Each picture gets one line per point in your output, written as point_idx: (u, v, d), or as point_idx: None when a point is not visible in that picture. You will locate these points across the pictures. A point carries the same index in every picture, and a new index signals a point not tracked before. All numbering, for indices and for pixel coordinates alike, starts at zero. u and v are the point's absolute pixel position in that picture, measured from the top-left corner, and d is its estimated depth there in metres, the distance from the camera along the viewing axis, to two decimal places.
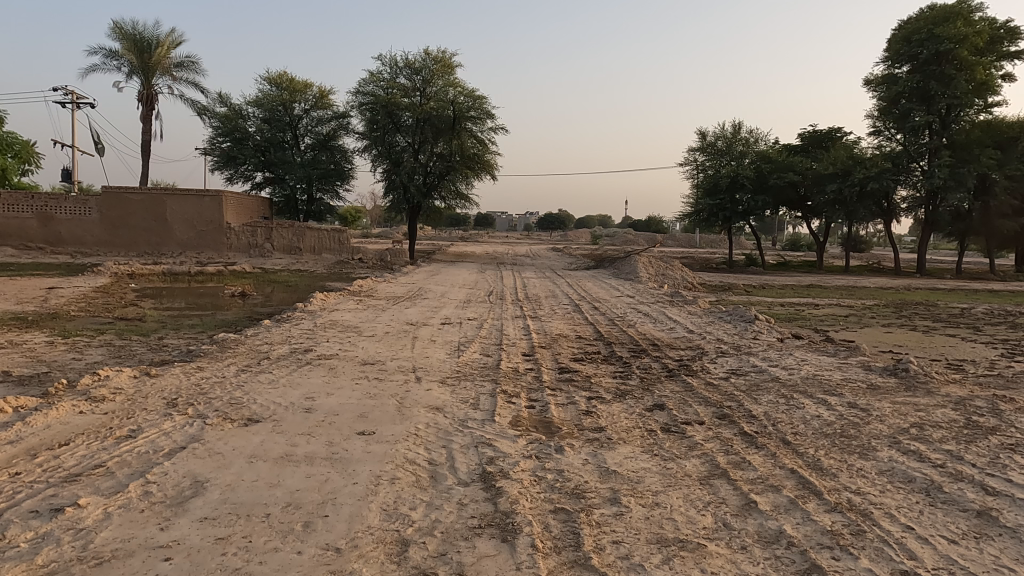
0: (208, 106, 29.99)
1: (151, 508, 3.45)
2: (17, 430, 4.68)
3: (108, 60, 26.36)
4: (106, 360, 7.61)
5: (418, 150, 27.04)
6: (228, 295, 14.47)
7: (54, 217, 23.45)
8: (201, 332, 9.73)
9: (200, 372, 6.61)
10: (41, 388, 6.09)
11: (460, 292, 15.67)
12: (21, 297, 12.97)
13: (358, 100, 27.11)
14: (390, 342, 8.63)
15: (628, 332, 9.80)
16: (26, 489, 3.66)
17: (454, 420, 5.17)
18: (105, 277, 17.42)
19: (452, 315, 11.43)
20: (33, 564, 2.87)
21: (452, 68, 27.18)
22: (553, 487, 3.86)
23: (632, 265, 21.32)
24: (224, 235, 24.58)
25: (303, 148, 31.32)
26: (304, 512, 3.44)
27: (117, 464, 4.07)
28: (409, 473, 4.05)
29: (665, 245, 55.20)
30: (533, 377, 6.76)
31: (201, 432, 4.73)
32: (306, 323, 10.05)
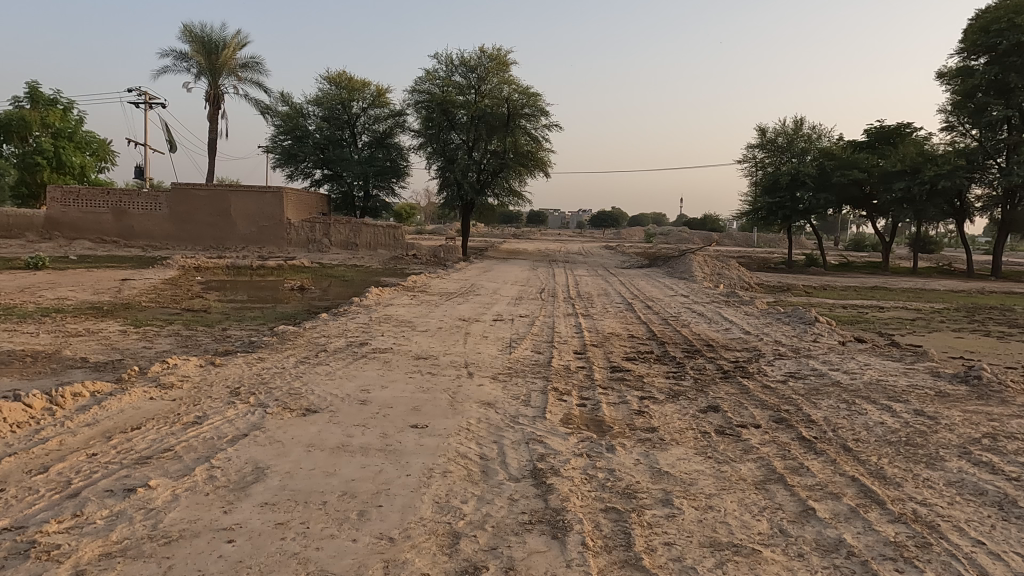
0: (271, 105, 30.97)
1: (215, 492, 3.60)
2: (94, 413, 4.95)
3: (178, 62, 27.54)
4: (173, 349, 7.95)
5: (472, 148, 27.22)
6: (288, 289, 14.91)
7: (126, 212, 24.69)
8: (262, 324, 10.06)
9: (261, 363, 6.84)
10: (115, 374, 6.44)
11: (512, 289, 15.71)
12: (97, 287, 13.66)
13: (414, 98, 27.57)
14: (443, 337, 8.74)
15: (682, 332, 9.64)
16: (102, 470, 3.88)
17: (506, 416, 5.20)
18: (173, 269, 18.23)
19: (503, 311, 11.48)
20: (108, 540, 3.03)
21: (507, 66, 27.27)
22: (604, 486, 3.84)
23: (687, 264, 20.99)
24: (284, 231, 25.31)
25: (360, 146, 31.92)
26: (359, 501, 3.52)
27: (184, 449, 4.26)
28: (460, 466, 4.10)
29: (721, 244, 54.00)
30: (584, 376, 6.73)
31: (262, 421, 4.90)
32: (362, 316, 10.30)
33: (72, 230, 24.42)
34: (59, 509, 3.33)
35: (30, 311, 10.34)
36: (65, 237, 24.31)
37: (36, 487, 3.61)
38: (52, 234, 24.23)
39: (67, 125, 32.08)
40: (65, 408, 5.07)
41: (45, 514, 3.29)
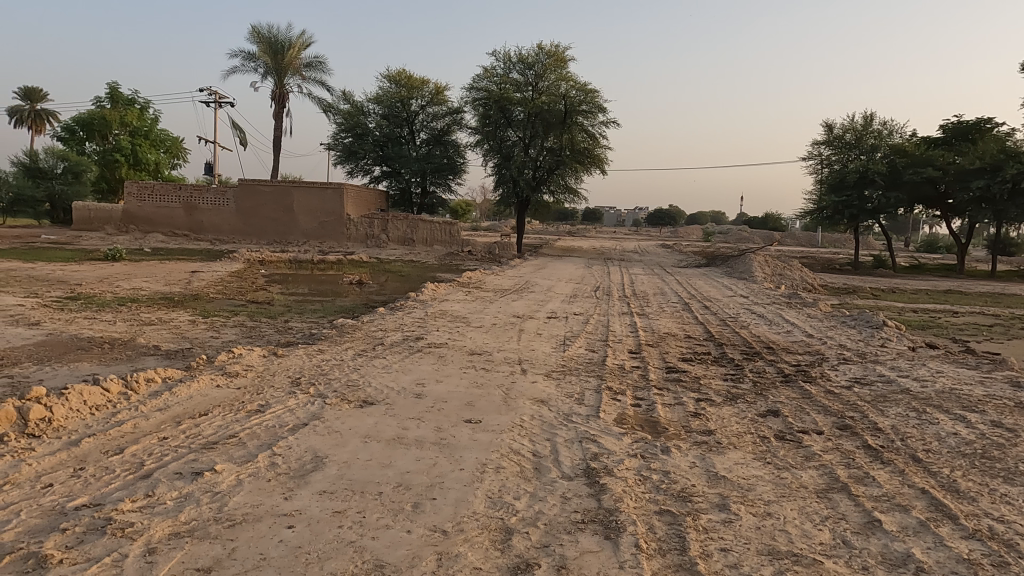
0: (333, 103, 31.74)
1: (277, 478, 3.72)
2: (165, 398, 5.19)
3: (247, 62, 28.54)
4: (238, 339, 8.25)
5: (529, 145, 27.19)
6: (347, 283, 15.25)
7: (196, 207, 25.82)
8: (322, 317, 10.33)
9: (321, 354, 7.02)
10: (184, 362, 6.74)
11: (567, 286, 15.64)
12: (169, 279, 14.31)
13: (471, 95, 27.82)
14: (497, 334, 8.78)
15: (741, 333, 9.41)
16: (172, 453, 4.06)
17: (559, 414, 5.18)
18: (239, 262, 18.94)
19: (558, 309, 11.44)
20: (177, 520, 3.17)
21: (565, 63, 27.13)
22: (659, 488, 3.78)
23: (746, 264, 20.46)
24: (344, 227, 25.87)
25: (418, 143, 32.34)
26: (413, 493, 3.58)
27: (248, 436, 4.41)
28: (513, 463, 4.11)
29: (783, 244, 52.38)
30: (638, 376, 6.65)
31: (321, 411, 5.03)
32: (418, 311, 10.46)
33: (147, 224, 25.72)
34: (133, 489, 3.50)
35: (108, 300, 10.92)
36: (140, 230, 25.63)
37: (112, 467, 3.81)
38: (130, 228, 25.61)
39: (144, 124, 33.66)
40: (139, 393, 5.34)
41: (120, 492, 3.47)
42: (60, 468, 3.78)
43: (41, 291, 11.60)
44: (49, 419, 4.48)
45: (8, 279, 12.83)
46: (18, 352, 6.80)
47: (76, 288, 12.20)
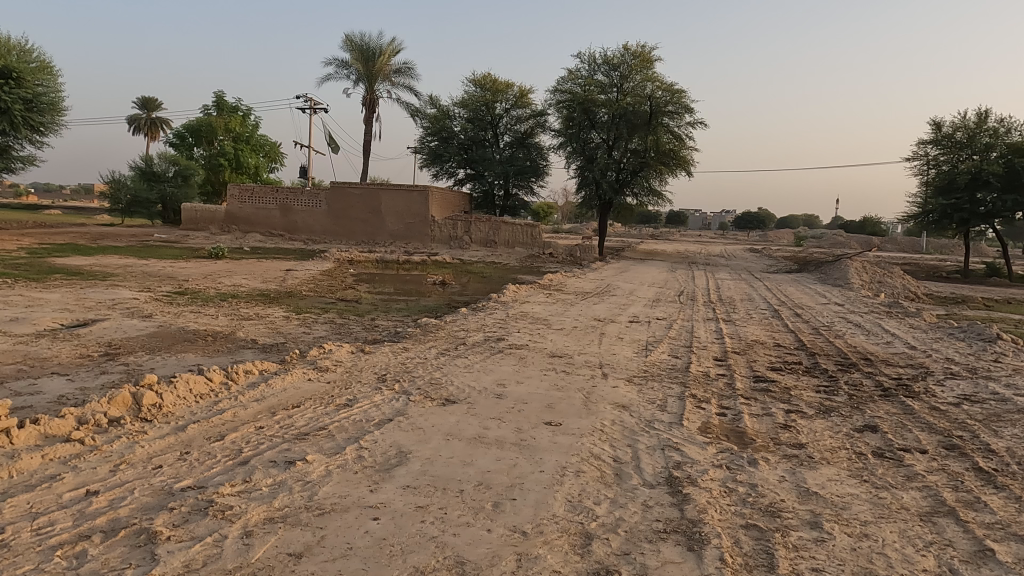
0: (420, 108, 32.57)
1: (363, 471, 3.85)
2: (262, 389, 5.48)
3: (341, 69, 29.76)
4: (328, 336, 8.59)
5: (612, 147, 26.87)
6: (430, 283, 15.58)
7: (291, 209, 27.15)
8: (407, 316, 10.61)
9: (406, 352, 7.22)
10: (279, 356, 7.08)
11: (649, 290, 15.37)
12: (266, 277, 15.10)
13: (555, 98, 27.86)
14: (578, 337, 8.74)
15: (836, 343, 8.95)
16: (268, 442, 4.28)
17: (641, 420, 5.10)
18: (330, 262, 19.73)
19: (640, 314, 11.25)
20: (272, 506, 3.34)
21: (652, 63, 26.70)
22: (745, 501, 3.65)
23: (842, 271, 19.45)
24: (428, 228, 26.48)
25: (502, 146, 32.64)
26: (493, 492, 3.61)
27: (336, 429, 4.59)
28: (593, 467, 4.07)
29: (883, 250, 49.39)
30: (724, 384, 6.43)
31: (405, 408, 5.16)
32: (499, 313, 10.56)
33: (247, 225, 27.32)
34: (232, 474, 3.72)
35: (211, 296, 11.63)
36: (241, 230, 27.25)
37: (214, 452, 4.06)
38: (231, 228, 27.27)
39: (246, 130, 35.89)
40: (238, 383, 5.66)
41: (221, 476, 3.69)
42: (168, 451, 4.06)
43: (153, 286, 12.49)
44: (159, 405, 4.83)
45: (125, 274, 13.91)
46: (133, 342, 7.36)
47: (183, 284, 13.06)
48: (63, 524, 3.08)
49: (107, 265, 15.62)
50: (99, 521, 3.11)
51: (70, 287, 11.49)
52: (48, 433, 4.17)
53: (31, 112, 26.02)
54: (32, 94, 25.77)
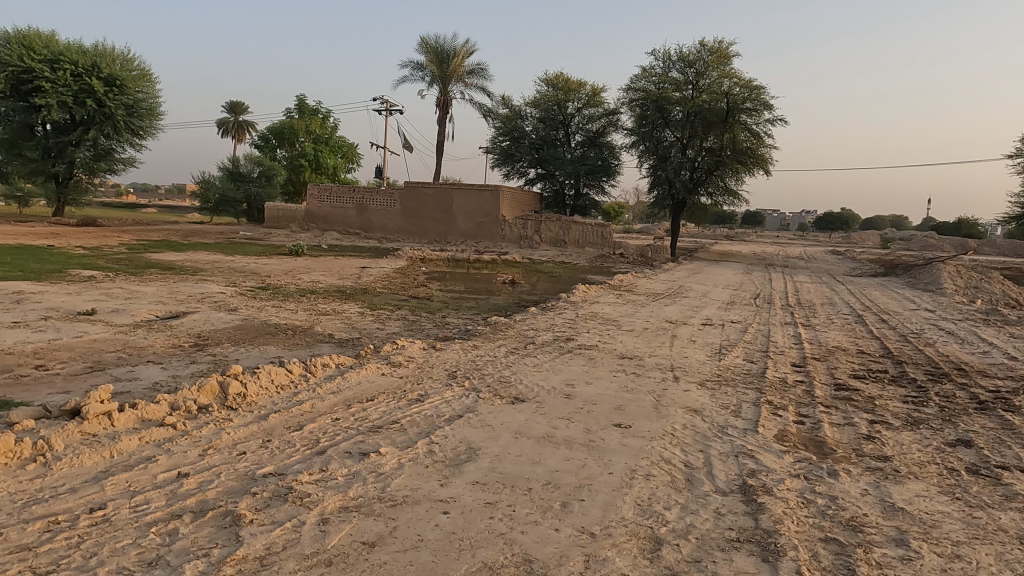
0: (493, 108, 32.86)
1: (433, 465, 3.92)
2: (338, 382, 5.68)
3: (416, 72, 30.41)
4: (401, 332, 8.80)
5: (687, 146, 26.25)
6: (500, 282, 15.73)
7: (366, 208, 27.98)
8: (477, 314, 10.74)
9: (476, 350, 7.30)
10: (354, 350, 7.32)
11: (723, 292, 14.97)
12: (342, 274, 15.60)
13: (629, 96, 27.53)
14: (649, 339, 8.62)
15: (925, 351, 8.45)
16: (343, 433, 4.43)
17: (714, 426, 4.98)
18: (403, 260, 20.21)
19: (713, 316, 10.97)
20: (347, 495, 3.45)
21: (729, 59, 25.98)
22: (825, 514, 3.50)
23: (933, 275, 18.35)
24: (499, 227, 26.66)
25: (573, 145, 32.52)
26: (562, 492, 3.61)
27: (408, 423, 4.70)
28: (664, 472, 4.00)
29: (980, 253, 46.31)
30: (802, 391, 6.18)
31: (475, 405, 5.22)
32: (568, 312, 10.55)
33: (325, 223, 28.36)
34: (310, 462, 3.87)
35: (292, 291, 12.12)
36: (319, 228, 28.31)
37: (293, 441, 4.24)
38: (310, 226, 28.39)
39: (325, 132, 37.20)
40: (316, 375, 5.89)
41: (300, 465, 3.85)
42: (252, 438, 4.27)
43: (238, 281, 13.13)
44: (243, 394, 5.08)
45: (213, 269, 14.69)
46: (220, 334, 7.76)
47: (266, 280, 13.67)
48: (158, 502, 3.29)
49: (196, 261, 16.52)
50: (189, 502, 3.30)
51: (163, 281, 12.23)
52: (145, 417, 4.46)
53: (133, 117, 27.88)
54: (134, 100, 27.66)
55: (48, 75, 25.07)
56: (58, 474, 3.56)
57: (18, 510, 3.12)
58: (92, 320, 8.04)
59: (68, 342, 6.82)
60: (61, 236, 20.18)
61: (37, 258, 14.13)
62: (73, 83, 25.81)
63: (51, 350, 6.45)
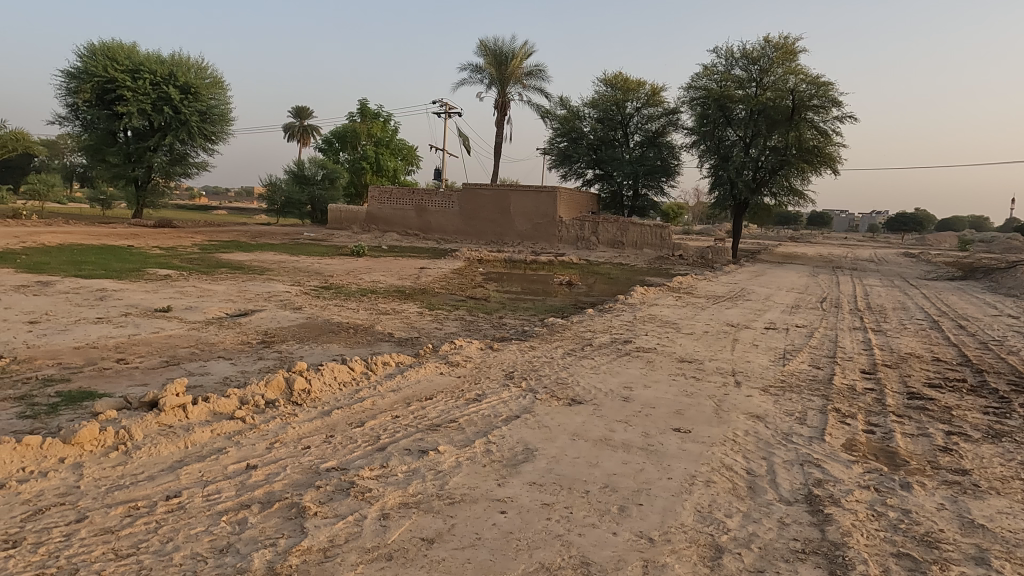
0: (551, 109, 32.84)
1: (491, 464, 3.95)
2: (398, 380, 5.80)
3: (475, 74, 30.70)
4: (458, 332, 8.89)
5: (750, 145, 25.62)
6: (557, 283, 15.71)
7: (425, 209, 28.46)
8: (534, 315, 10.75)
9: (533, 351, 7.32)
10: (413, 349, 7.45)
11: (787, 296, 14.51)
12: (402, 274, 15.89)
13: (689, 95, 27.04)
14: (709, 342, 8.44)
15: (1008, 360, 7.97)
16: (403, 431, 4.51)
17: (777, 432, 4.83)
18: (461, 261, 20.42)
19: (777, 320, 10.63)
20: (407, 491, 3.52)
21: (795, 55, 25.17)
22: (897, 528, 3.35)
23: (1017, 279, 17.29)
24: (556, 229, 26.58)
25: (632, 145, 32.15)
26: (619, 496, 3.57)
27: (466, 422, 4.75)
28: (724, 478, 3.92)
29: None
30: (872, 399, 5.93)
31: (532, 406, 5.23)
32: (626, 314, 10.45)
33: (385, 224, 29.01)
34: (371, 458, 3.96)
35: (353, 291, 12.41)
36: (380, 229, 28.99)
37: (355, 437, 4.34)
38: (371, 227, 29.09)
39: (386, 135, 37.95)
40: (376, 373, 6.02)
41: (362, 460, 3.94)
42: (316, 433, 4.40)
43: (303, 280, 13.56)
44: (308, 390, 5.24)
45: (279, 269, 15.20)
46: (286, 332, 8.03)
47: (329, 279, 14.05)
48: (229, 492, 3.43)
49: (264, 261, 17.12)
50: (258, 493, 3.44)
51: (233, 280, 12.75)
52: (216, 410, 4.66)
53: (206, 123, 29.15)
54: (207, 107, 28.89)
55: (129, 85, 26.51)
56: (138, 462, 3.76)
57: (102, 495, 3.30)
58: (168, 317, 8.46)
59: (146, 337, 7.20)
60: (141, 237, 21.34)
61: (119, 258, 14.94)
62: (152, 92, 27.20)
63: (131, 344, 6.82)
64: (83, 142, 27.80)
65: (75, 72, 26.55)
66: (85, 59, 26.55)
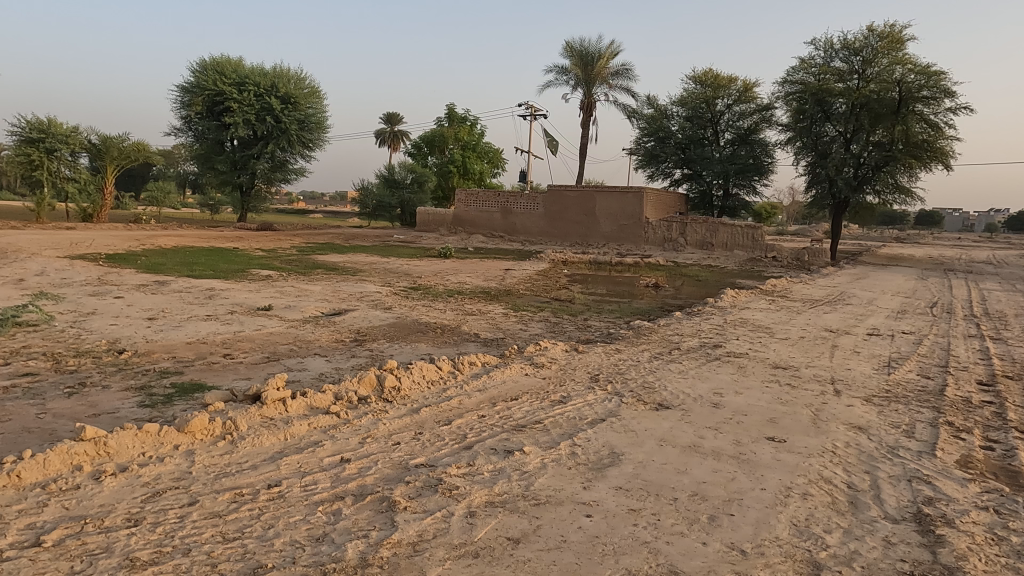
0: (638, 109, 32.36)
1: (577, 467, 3.94)
2: (484, 380, 5.88)
3: (561, 76, 30.68)
4: (543, 334, 8.91)
5: (851, 141, 24.33)
6: (643, 285, 15.45)
7: (511, 211, 28.76)
8: (619, 317, 10.60)
9: (619, 354, 7.22)
10: (499, 350, 7.52)
11: (893, 300, 13.60)
12: (488, 275, 16.08)
13: (784, 90, 25.94)
14: (805, 348, 8.04)
15: None
16: (489, 430, 4.57)
17: (882, 445, 4.55)
18: (545, 262, 20.45)
19: (881, 326, 9.98)
20: (493, 490, 3.56)
21: (902, 44, 23.67)
22: (1021, 555, 3.07)
23: None
24: (642, 230, 26.10)
25: (722, 143, 31.16)
26: (709, 505, 3.46)
27: (551, 424, 4.74)
28: (823, 492, 3.72)
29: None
30: (992, 414, 5.46)
31: (618, 409, 5.17)
32: (716, 318, 10.12)
33: (472, 226, 29.51)
34: (458, 456, 4.03)
35: (440, 292, 12.68)
36: (466, 231, 29.52)
37: (443, 435, 4.43)
38: (458, 229, 29.69)
39: (473, 139, 38.58)
40: (463, 373, 6.12)
41: (449, 458, 4.02)
42: (406, 430, 4.52)
43: (393, 281, 13.97)
44: (398, 387, 5.39)
45: (370, 271, 15.73)
46: (377, 331, 8.32)
47: (417, 280, 14.41)
48: (324, 484, 3.58)
49: (356, 262, 17.76)
50: (351, 486, 3.57)
51: (328, 280, 13.33)
52: (313, 405, 4.88)
53: (304, 131, 30.59)
54: (305, 116, 30.33)
55: (235, 97, 28.28)
56: (242, 452, 3.99)
57: (211, 481, 3.53)
58: (269, 315, 8.94)
59: (250, 334, 7.65)
60: (245, 240, 22.73)
61: (226, 260, 15.94)
62: (256, 103, 28.89)
63: (236, 341, 7.27)
64: (195, 151, 29.91)
65: (189, 86, 28.59)
66: (197, 74, 28.57)
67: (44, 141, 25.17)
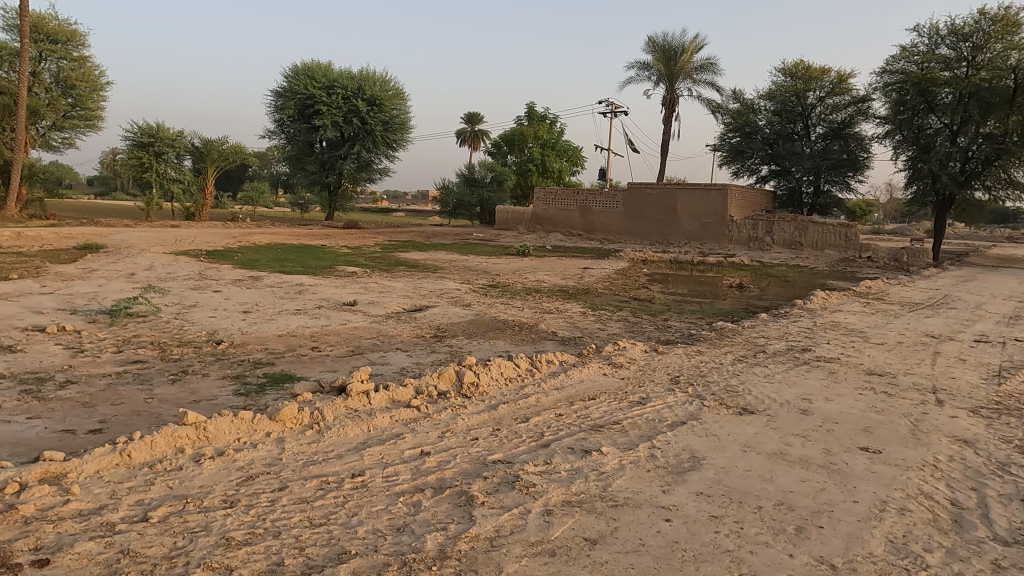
0: (723, 103, 31.39)
1: (655, 470, 3.86)
2: (561, 378, 5.86)
3: (643, 71, 30.18)
4: (622, 333, 8.79)
5: (958, 133, 22.65)
6: (726, 286, 14.99)
7: (590, 210, 28.60)
8: (701, 318, 10.32)
9: (700, 356, 7.03)
10: (577, 349, 7.49)
11: (1004, 304, 12.59)
12: (566, 274, 16.03)
13: (884, 80, 24.47)
14: (904, 354, 7.57)
15: None
16: (566, 429, 4.55)
17: (991, 461, 4.21)
18: (625, 261, 20.20)
19: (990, 332, 9.25)
20: (570, 490, 3.54)
21: (1019, 27, 21.91)
22: None
23: None
24: (726, 228, 25.28)
25: (814, 138, 29.77)
26: (797, 516, 3.32)
27: (629, 425, 4.68)
28: (923, 507, 3.49)
29: None
30: None
31: (699, 412, 5.03)
32: (805, 320, 9.67)
33: (550, 224, 29.55)
34: (536, 454, 4.04)
35: (518, 290, 12.75)
36: (545, 230, 29.59)
37: (520, 433, 4.45)
38: (537, 227, 29.79)
39: (552, 137, 38.55)
40: (541, 371, 6.12)
41: (526, 455, 4.03)
42: (484, 426, 4.57)
43: (472, 278, 14.16)
44: (476, 383, 5.45)
45: (450, 268, 16.00)
46: (456, 327, 8.45)
47: (496, 278, 14.53)
48: (405, 475, 3.67)
49: (437, 260, 18.11)
50: (431, 478, 3.64)
51: (410, 277, 13.66)
52: (394, 398, 5.01)
53: (389, 132, 31.49)
54: (390, 117, 31.21)
55: (325, 100, 29.46)
56: (328, 441, 4.15)
57: (299, 468, 3.69)
58: (354, 310, 9.27)
59: (336, 328, 7.94)
60: (332, 237, 23.65)
61: (314, 256, 16.63)
62: (344, 106, 29.97)
63: (323, 334, 7.56)
64: (288, 153, 31.36)
65: (283, 90, 30.01)
66: (290, 78, 29.95)
67: (153, 145, 27.06)
